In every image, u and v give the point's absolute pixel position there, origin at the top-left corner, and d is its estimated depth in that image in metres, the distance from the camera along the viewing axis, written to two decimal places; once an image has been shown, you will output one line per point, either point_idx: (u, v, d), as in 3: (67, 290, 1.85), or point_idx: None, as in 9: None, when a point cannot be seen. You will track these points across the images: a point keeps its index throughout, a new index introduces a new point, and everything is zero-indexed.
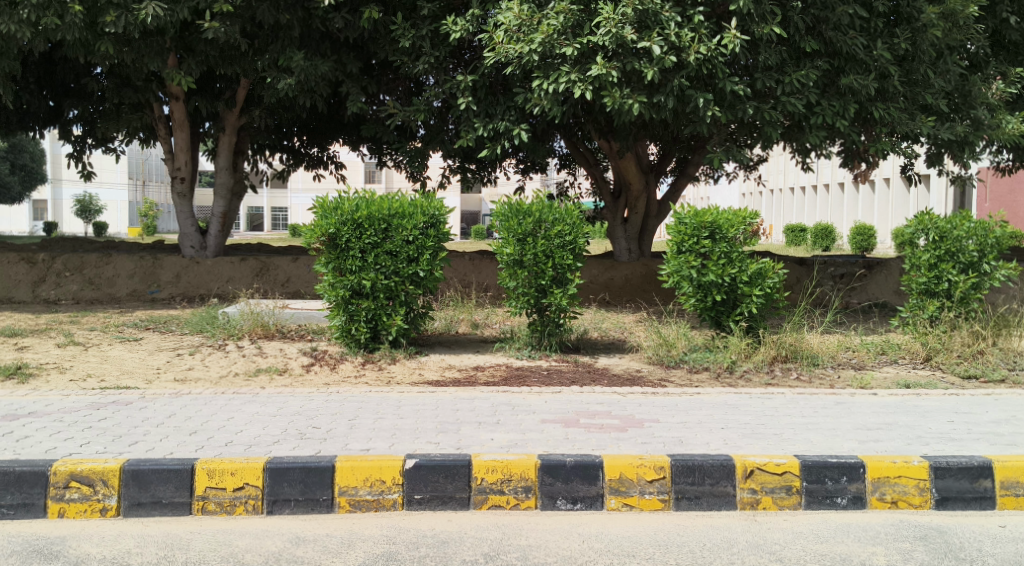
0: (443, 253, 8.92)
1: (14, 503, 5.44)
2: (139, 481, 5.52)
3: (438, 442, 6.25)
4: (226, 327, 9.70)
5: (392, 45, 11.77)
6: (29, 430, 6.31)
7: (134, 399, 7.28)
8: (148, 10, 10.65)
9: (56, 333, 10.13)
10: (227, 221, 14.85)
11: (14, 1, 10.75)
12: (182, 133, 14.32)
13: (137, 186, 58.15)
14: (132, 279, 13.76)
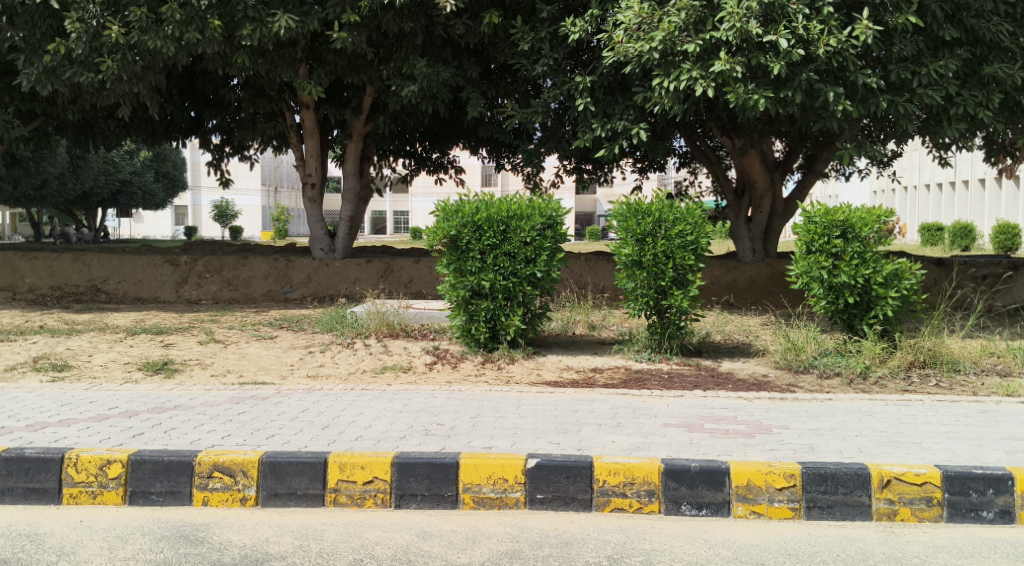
0: (562, 254, 8.93)
1: (163, 490, 5.71)
2: (276, 472, 5.73)
3: (559, 442, 6.26)
4: (355, 326, 9.94)
5: (512, 49, 11.85)
6: (175, 422, 6.63)
7: (270, 394, 7.57)
8: (281, 23, 11.05)
9: (198, 330, 10.63)
10: (353, 224, 15.24)
11: (158, 18, 11.28)
12: (312, 140, 14.65)
13: (269, 192, 60.46)
14: (267, 280, 14.29)
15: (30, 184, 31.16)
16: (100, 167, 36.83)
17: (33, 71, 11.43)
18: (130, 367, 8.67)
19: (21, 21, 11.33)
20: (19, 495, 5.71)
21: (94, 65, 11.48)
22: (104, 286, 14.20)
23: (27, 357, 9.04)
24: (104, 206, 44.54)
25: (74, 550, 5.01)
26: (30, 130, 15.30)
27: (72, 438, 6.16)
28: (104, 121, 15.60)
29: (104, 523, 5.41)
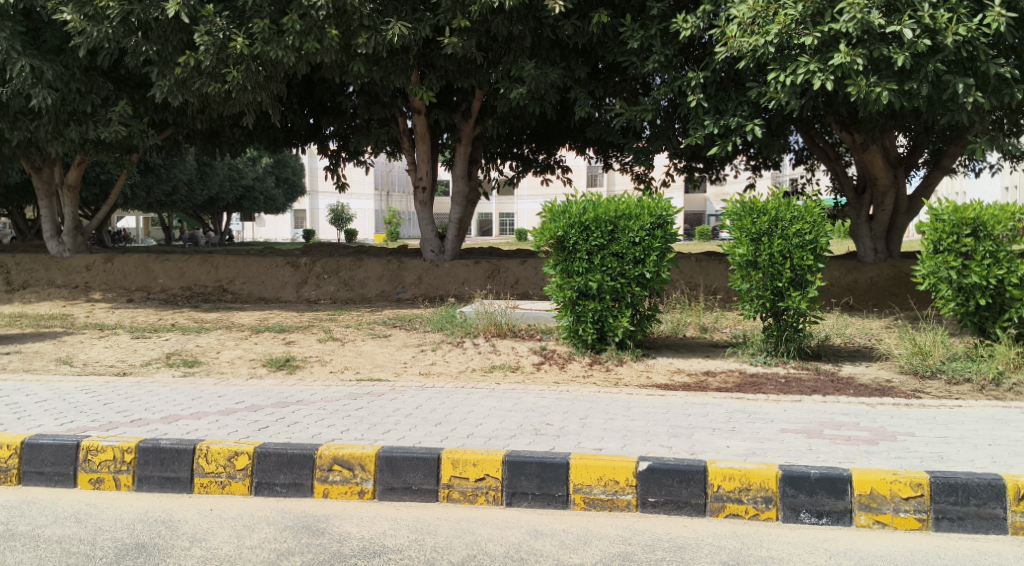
0: (672, 255, 8.77)
1: (286, 482, 5.85)
2: (391, 467, 5.81)
3: (671, 446, 6.16)
4: (464, 325, 10.02)
5: (621, 48, 11.73)
6: (297, 416, 6.81)
7: (385, 391, 7.69)
8: (395, 30, 11.34)
9: (317, 329, 10.89)
10: (462, 226, 15.36)
11: (279, 29, 11.64)
12: (424, 145, 14.93)
13: (382, 196, 61.68)
14: (380, 281, 14.56)
15: (164, 190, 32.65)
16: (225, 173, 38.31)
17: (165, 82, 11.86)
18: (255, 363, 8.96)
19: (154, 36, 11.78)
20: (154, 483, 5.90)
21: (221, 75, 11.90)
22: (230, 286, 14.72)
23: (160, 353, 9.43)
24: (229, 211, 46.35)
25: (205, 537, 5.18)
26: (162, 139, 15.98)
27: (202, 430, 6.38)
28: (229, 129, 16.19)
29: (231, 512, 5.57)
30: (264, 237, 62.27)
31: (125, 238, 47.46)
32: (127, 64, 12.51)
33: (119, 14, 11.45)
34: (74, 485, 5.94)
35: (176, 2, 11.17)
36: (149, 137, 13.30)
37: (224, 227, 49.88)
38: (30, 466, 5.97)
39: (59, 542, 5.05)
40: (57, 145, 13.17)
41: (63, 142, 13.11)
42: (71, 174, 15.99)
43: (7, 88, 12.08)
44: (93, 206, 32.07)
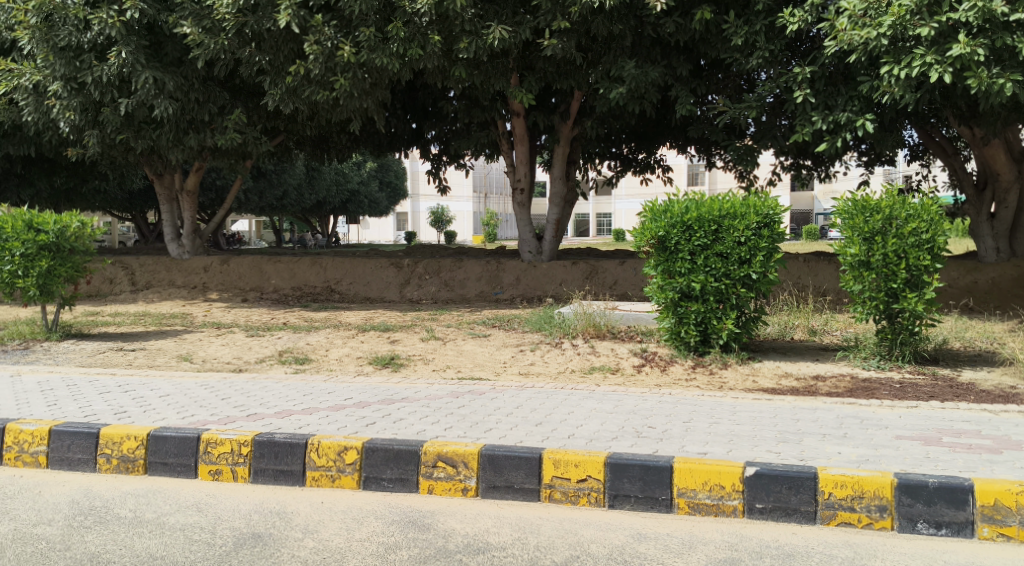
0: (780, 254, 8.53)
1: (393, 477, 5.90)
2: (494, 465, 5.80)
3: (779, 451, 5.98)
4: (562, 326, 9.96)
5: (724, 43, 11.50)
6: (402, 413, 6.88)
7: (486, 390, 7.71)
8: (496, 34, 11.39)
9: (419, 328, 10.99)
10: (560, 227, 15.31)
11: (383, 37, 11.83)
12: (523, 147, 14.93)
13: (481, 198, 62.13)
14: (479, 281, 14.63)
15: (276, 194, 33.72)
16: (332, 178, 39.23)
17: (277, 90, 12.29)
18: (360, 361, 9.11)
19: (266, 46, 12.12)
20: (268, 476, 6.03)
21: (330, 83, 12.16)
22: (338, 287, 15.03)
23: (273, 351, 9.68)
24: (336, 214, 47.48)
25: (317, 529, 5.28)
26: (274, 146, 16.46)
27: (313, 425, 6.50)
28: (337, 135, 16.57)
29: (341, 505, 5.65)
30: (369, 239, 63.52)
31: (239, 242, 49.11)
32: (242, 74, 12.84)
33: (234, 26, 11.82)
34: (195, 476, 6.10)
35: (287, 13, 11.40)
36: (263, 144, 13.75)
37: (331, 229, 51.09)
38: (155, 456, 6.14)
39: (181, 530, 5.21)
40: (178, 153, 13.64)
41: (182, 150, 13.55)
42: (191, 180, 16.58)
43: (132, 100, 12.54)
44: (210, 210, 33.29)
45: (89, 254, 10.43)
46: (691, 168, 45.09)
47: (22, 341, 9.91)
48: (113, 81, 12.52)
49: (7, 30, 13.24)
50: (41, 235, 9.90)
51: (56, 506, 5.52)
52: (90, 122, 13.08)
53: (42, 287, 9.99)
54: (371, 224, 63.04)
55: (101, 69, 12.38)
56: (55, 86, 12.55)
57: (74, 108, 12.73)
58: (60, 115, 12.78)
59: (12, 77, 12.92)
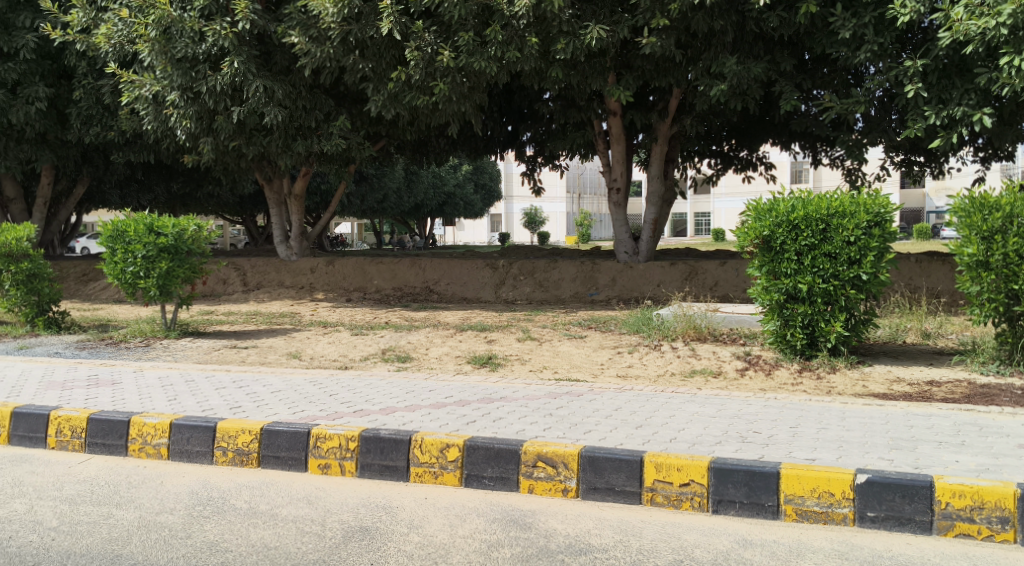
0: (892, 254, 8.23)
1: (494, 476, 5.91)
2: (595, 467, 5.75)
3: (892, 458, 5.76)
4: (662, 328, 9.81)
5: (831, 37, 11.14)
6: (501, 412, 6.88)
7: (585, 391, 7.65)
8: (593, 34, 11.31)
9: (516, 329, 11.00)
10: (658, 227, 15.12)
11: (482, 40, 11.91)
12: (619, 146, 14.80)
13: (575, 199, 61.95)
14: (575, 282, 14.55)
15: (376, 197, 34.38)
16: (429, 181, 39.75)
17: (379, 96, 12.46)
18: (459, 360, 9.16)
19: (370, 54, 12.30)
20: (374, 471, 6.11)
21: (429, 88, 12.32)
22: (436, 287, 15.18)
23: (375, 349, 9.82)
24: (433, 216, 48.13)
25: (422, 524, 5.32)
26: (376, 152, 16.73)
27: (416, 422, 6.56)
28: (435, 138, 16.73)
29: (444, 502, 5.68)
30: (463, 241, 64.08)
31: (342, 244, 50.26)
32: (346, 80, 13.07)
33: (339, 35, 12.03)
34: (305, 469, 6.22)
35: (389, 20, 11.69)
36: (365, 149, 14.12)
37: (428, 231, 51.81)
38: (268, 450, 6.29)
39: (293, 522, 5.32)
40: (287, 159, 14.01)
41: (291, 156, 13.95)
42: (298, 185, 17.04)
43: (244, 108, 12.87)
44: (314, 214, 34.16)
45: (205, 255, 10.78)
46: (795, 166, 43.99)
47: (143, 338, 10.29)
48: (226, 90, 12.88)
49: (127, 44, 13.38)
50: (161, 237, 10.29)
51: (177, 496, 5.70)
52: (205, 130, 13.45)
53: (161, 287, 10.37)
54: (465, 226, 63.61)
55: (215, 79, 12.76)
56: (173, 95, 12.96)
57: (191, 116, 13.12)
58: (178, 123, 13.20)
59: (133, 88, 13.36)
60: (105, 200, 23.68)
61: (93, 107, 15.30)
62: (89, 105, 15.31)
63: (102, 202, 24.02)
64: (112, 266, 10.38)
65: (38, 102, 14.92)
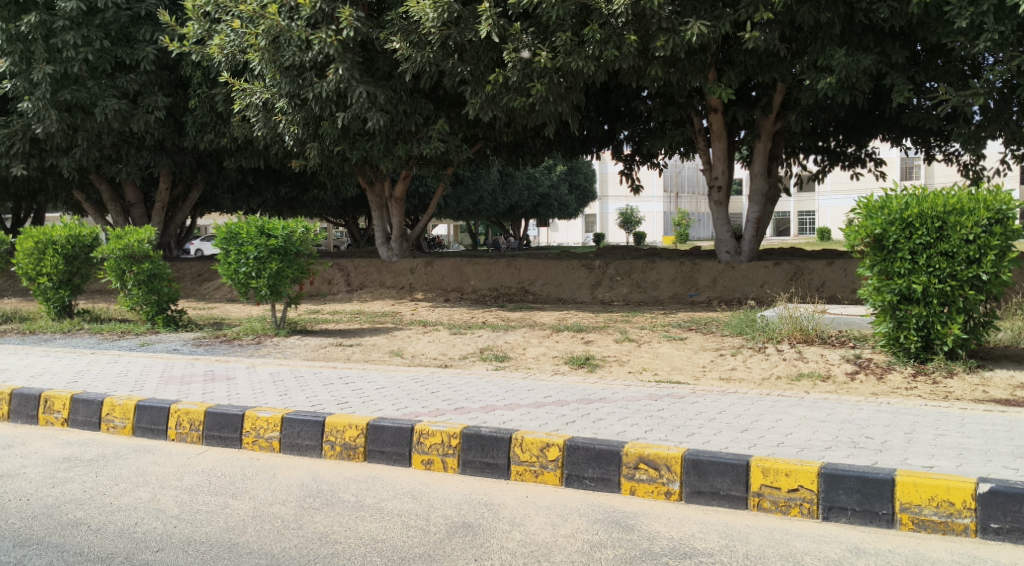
0: (1015, 253, 7.79)
1: (595, 477, 5.84)
2: (698, 470, 5.62)
3: (1016, 467, 5.47)
4: (766, 330, 9.56)
5: (946, 27, 10.72)
6: (602, 413, 6.81)
7: (687, 393, 7.51)
8: (695, 30, 11.09)
9: (613, 330, 10.89)
10: (761, 226, 14.77)
11: (580, 40, 11.82)
12: (720, 143, 14.49)
13: (672, 199, 61.23)
14: (674, 283, 14.32)
15: (473, 199, 34.70)
16: (524, 182, 39.89)
17: (477, 100, 12.58)
18: (557, 361, 9.11)
19: (468, 57, 12.42)
20: (475, 468, 6.10)
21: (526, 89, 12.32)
22: (531, 288, 15.18)
23: (474, 349, 9.85)
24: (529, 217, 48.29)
25: (524, 522, 5.29)
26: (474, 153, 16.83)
27: (516, 421, 6.54)
28: (532, 139, 16.71)
29: (545, 501, 5.64)
30: (559, 241, 64.08)
31: (439, 245, 50.91)
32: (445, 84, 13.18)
33: (439, 39, 12.16)
34: (409, 465, 6.26)
35: (487, 23, 11.68)
36: (464, 152, 14.35)
37: (524, 232, 51.97)
38: (373, 445, 6.35)
39: (398, 516, 5.36)
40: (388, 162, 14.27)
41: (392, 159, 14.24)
42: (398, 187, 17.28)
43: (347, 114, 13.10)
44: (412, 216, 34.66)
45: (313, 256, 11.01)
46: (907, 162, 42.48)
47: (255, 336, 10.57)
48: (331, 96, 13.02)
49: (239, 52, 13.73)
50: (272, 239, 10.57)
51: (288, 488, 5.81)
52: (312, 135, 13.89)
53: (272, 287, 10.63)
54: (560, 227, 63.62)
55: (320, 86, 12.91)
56: (281, 103, 13.39)
57: (298, 122, 13.54)
58: (286, 129, 13.66)
59: (245, 96, 13.85)
60: (216, 203, 24.53)
61: (207, 115, 15.79)
62: (203, 113, 15.82)
63: (213, 206, 24.90)
64: (226, 266, 10.68)
65: (157, 111, 15.62)
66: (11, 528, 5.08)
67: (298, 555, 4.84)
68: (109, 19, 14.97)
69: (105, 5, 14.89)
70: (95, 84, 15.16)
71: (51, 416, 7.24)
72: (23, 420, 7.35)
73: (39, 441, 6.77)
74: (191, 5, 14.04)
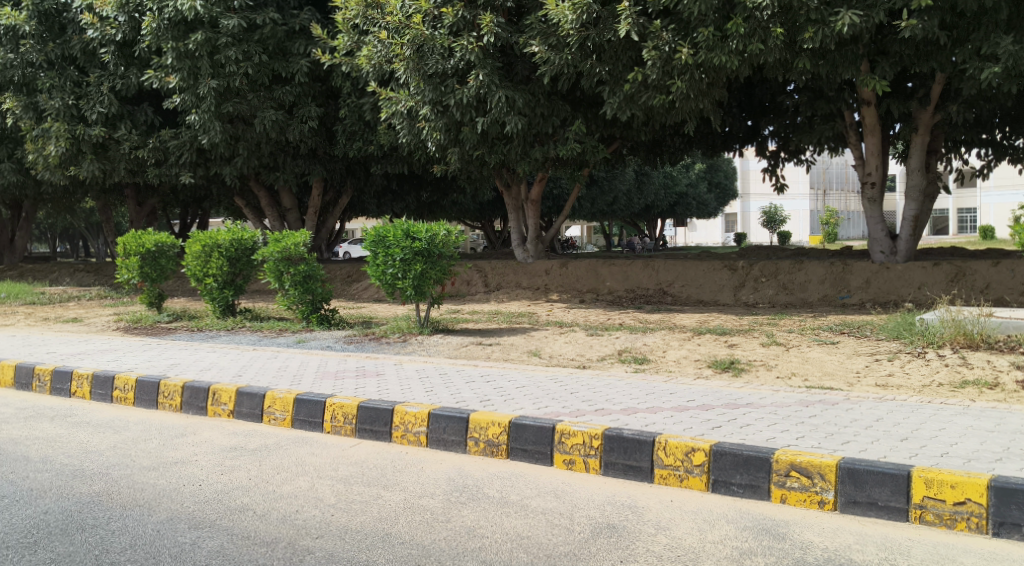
0: None
1: (743, 483, 5.64)
2: (855, 479, 5.36)
3: None
4: (926, 334, 9.05)
5: None
6: (750, 418, 6.60)
7: (840, 400, 7.20)
8: (845, 20, 10.65)
9: (759, 333, 10.58)
10: (918, 224, 14.05)
11: (725, 35, 11.54)
12: (873, 138, 13.86)
13: (818, 197, 59.17)
14: (823, 285, 13.79)
15: (607, 199, 34.50)
16: (661, 181, 39.37)
17: (615, 99, 12.44)
18: (700, 364, 8.91)
19: (607, 57, 12.28)
20: (619, 470, 6.01)
21: (666, 87, 12.13)
22: (670, 289, 14.96)
23: (613, 350, 9.76)
24: (665, 218, 47.70)
25: (670, 526, 5.17)
26: (611, 153, 16.70)
27: (660, 424, 6.41)
28: (671, 137, 16.44)
29: (691, 506, 5.50)
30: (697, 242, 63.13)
31: (574, 246, 50.99)
32: (584, 85, 13.11)
33: (578, 40, 12.09)
34: (551, 464, 6.23)
35: (627, 23, 11.56)
36: (600, 153, 14.21)
37: (660, 233, 51.34)
38: (516, 443, 6.35)
39: (543, 514, 5.33)
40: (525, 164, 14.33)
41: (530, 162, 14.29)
42: (535, 189, 17.34)
43: (487, 119, 13.24)
44: (548, 217, 34.76)
45: (454, 258, 11.11)
46: None
47: (400, 334, 10.78)
48: (472, 102, 13.22)
49: (385, 63, 14.02)
50: (416, 242, 10.77)
51: (435, 482, 5.88)
52: (452, 140, 13.98)
53: (417, 287, 10.83)
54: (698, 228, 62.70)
55: (462, 92, 13.13)
56: (425, 110, 13.53)
57: (440, 129, 13.67)
58: (429, 135, 13.82)
59: (390, 104, 14.07)
60: (362, 208, 25.26)
61: (356, 124, 16.31)
62: (352, 122, 16.35)
63: (359, 211, 25.67)
64: (374, 267, 10.95)
65: (311, 121, 16.28)
66: (185, 511, 5.32)
67: (448, 547, 4.88)
68: (266, 35, 15.55)
69: (264, 22, 15.53)
70: (255, 97, 15.89)
71: (219, 408, 7.55)
72: (194, 411, 7.68)
73: (208, 431, 7.08)
74: (341, 19, 14.48)
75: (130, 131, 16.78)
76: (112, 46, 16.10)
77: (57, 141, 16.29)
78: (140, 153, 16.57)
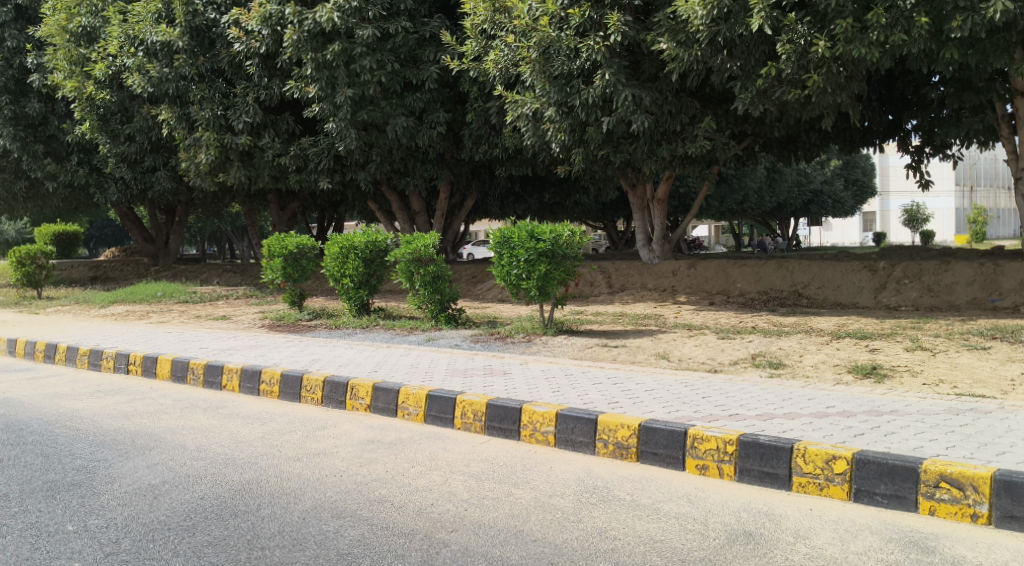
0: None
1: (888, 493, 5.40)
2: (1011, 493, 5.06)
3: None
4: None
5: None
6: (895, 426, 6.32)
7: (993, 409, 6.80)
8: (997, 7, 10.05)
9: (902, 337, 10.13)
10: None
11: (864, 27, 11.08)
12: None
13: (964, 194, 56.35)
14: (972, 287, 13.10)
15: (737, 198, 33.84)
16: (795, 179, 38.30)
17: (747, 94, 12.14)
18: (839, 369, 8.59)
19: (738, 52, 12.05)
20: (754, 477, 5.83)
21: (801, 81, 11.79)
22: (805, 291, 14.51)
23: (746, 353, 9.53)
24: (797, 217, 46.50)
25: (809, 535, 5.00)
26: (742, 151, 16.32)
27: (798, 430, 6.21)
28: (805, 134, 15.97)
29: (832, 515, 5.30)
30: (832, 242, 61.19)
31: (701, 245, 50.33)
32: (714, 82, 12.86)
33: (707, 36, 11.82)
34: (683, 468, 6.11)
35: (760, 17, 11.24)
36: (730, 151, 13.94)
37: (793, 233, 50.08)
38: (646, 446, 6.26)
39: (676, 518, 5.24)
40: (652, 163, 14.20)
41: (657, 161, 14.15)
42: (661, 188, 17.12)
43: (613, 118, 13.13)
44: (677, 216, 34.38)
45: (579, 259, 11.05)
46: None
47: (525, 334, 10.82)
48: (598, 102, 13.13)
49: (512, 66, 14.15)
50: (541, 243, 10.75)
51: (566, 482, 5.85)
52: (577, 141, 13.99)
53: (541, 288, 10.84)
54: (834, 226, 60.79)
55: (588, 92, 13.04)
56: (550, 111, 13.55)
57: (565, 130, 13.71)
58: (554, 136, 13.85)
59: (516, 107, 14.13)
60: (491, 211, 25.54)
61: (483, 127, 16.44)
62: (479, 126, 16.51)
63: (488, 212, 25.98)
64: (499, 268, 11.03)
65: (440, 126, 16.58)
66: (328, 500, 5.46)
67: (580, 547, 4.85)
68: (399, 43, 15.89)
69: (396, 31, 15.80)
70: (388, 104, 16.23)
71: (357, 403, 7.75)
72: (333, 405, 7.90)
73: (347, 424, 7.27)
74: (469, 25, 14.61)
75: (273, 139, 17.43)
76: (257, 58, 16.74)
77: (207, 150, 17.10)
78: (282, 161, 17.21)
